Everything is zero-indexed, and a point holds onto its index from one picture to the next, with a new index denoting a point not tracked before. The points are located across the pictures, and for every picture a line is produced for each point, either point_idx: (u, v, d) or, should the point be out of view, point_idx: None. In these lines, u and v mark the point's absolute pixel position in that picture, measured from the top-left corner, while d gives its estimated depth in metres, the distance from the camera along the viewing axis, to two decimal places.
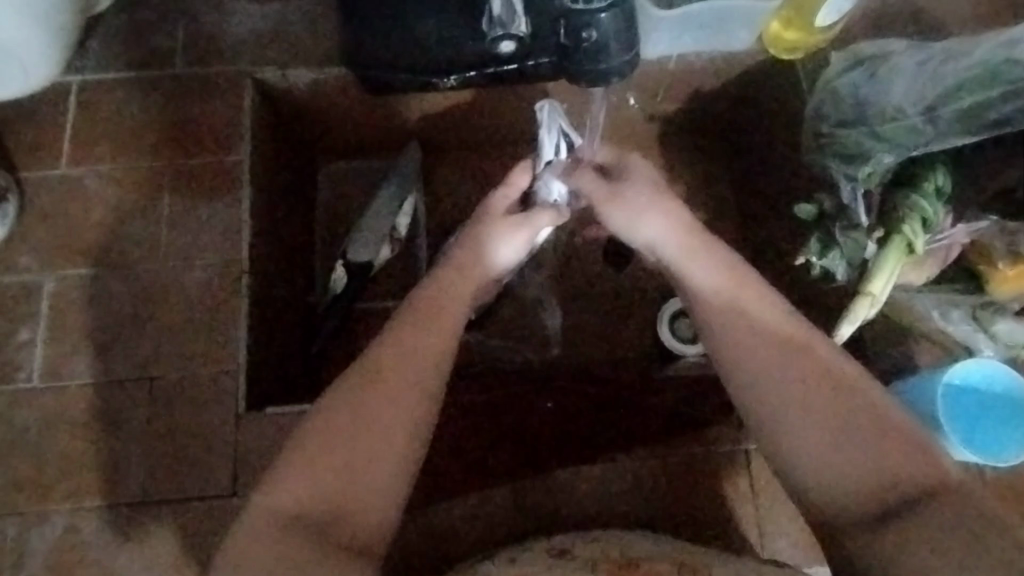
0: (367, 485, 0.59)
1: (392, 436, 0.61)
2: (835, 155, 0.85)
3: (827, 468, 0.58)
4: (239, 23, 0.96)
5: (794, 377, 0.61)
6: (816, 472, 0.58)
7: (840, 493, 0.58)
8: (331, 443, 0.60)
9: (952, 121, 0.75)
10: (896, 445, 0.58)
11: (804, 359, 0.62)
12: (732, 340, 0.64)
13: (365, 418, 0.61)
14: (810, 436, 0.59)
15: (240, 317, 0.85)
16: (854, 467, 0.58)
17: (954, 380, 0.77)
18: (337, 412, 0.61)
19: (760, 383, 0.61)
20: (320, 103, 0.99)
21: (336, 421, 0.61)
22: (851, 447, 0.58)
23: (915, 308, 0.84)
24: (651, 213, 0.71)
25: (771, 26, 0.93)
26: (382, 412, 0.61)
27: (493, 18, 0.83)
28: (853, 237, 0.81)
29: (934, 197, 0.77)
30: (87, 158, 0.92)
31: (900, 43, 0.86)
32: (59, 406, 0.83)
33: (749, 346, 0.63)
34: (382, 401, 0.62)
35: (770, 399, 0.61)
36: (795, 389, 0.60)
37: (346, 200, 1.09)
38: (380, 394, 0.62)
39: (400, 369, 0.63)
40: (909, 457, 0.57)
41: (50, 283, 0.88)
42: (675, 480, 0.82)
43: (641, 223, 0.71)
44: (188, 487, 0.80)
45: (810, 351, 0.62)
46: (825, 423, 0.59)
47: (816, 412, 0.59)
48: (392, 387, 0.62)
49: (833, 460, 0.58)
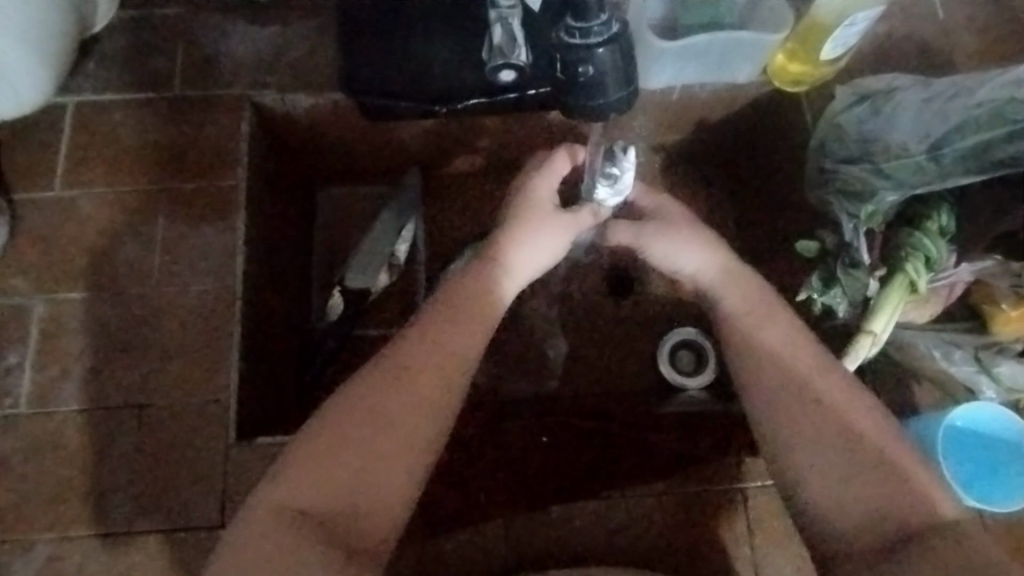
0: (384, 492, 0.61)
1: (412, 448, 0.63)
2: (837, 190, 0.84)
3: (839, 498, 0.62)
4: (239, 46, 0.95)
5: (807, 407, 0.66)
6: (816, 487, 0.63)
7: (824, 508, 0.63)
8: (354, 449, 0.62)
9: (956, 160, 0.77)
10: (900, 483, 0.62)
11: (835, 385, 0.67)
12: (751, 364, 0.68)
13: (390, 429, 0.63)
14: (819, 463, 0.64)
15: (233, 344, 0.84)
16: (859, 500, 0.62)
17: (956, 421, 0.76)
18: (361, 417, 0.63)
19: (775, 407, 0.66)
20: (320, 127, 0.99)
21: (360, 429, 0.63)
22: (857, 479, 0.63)
23: (916, 347, 0.83)
24: (694, 246, 0.74)
25: (776, 59, 0.93)
26: (403, 423, 0.63)
27: (493, 47, 0.83)
28: (854, 275, 0.80)
29: (938, 236, 0.78)
30: (82, 179, 0.91)
31: (906, 77, 0.85)
32: (46, 433, 0.82)
33: (765, 369, 0.68)
34: (400, 412, 0.64)
35: (785, 424, 0.66)
36: (809, 419, 0.65)
37: (345, 225, 1.08)
38: (402, 402, 0.64)
39: (427, 377, 0.65)
40: (911, 495, 0.62)
41: (42, 306, 0.86)
42: (671, 517, 0.81)
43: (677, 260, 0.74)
44: (175, 518, 0.78)
45: (814, 385, 0.67)
46: (817, 445, 0.64)
47: (814, 438, 0.65)
48: (417, 399, 0.64)
49: (816, 479, 0.64)
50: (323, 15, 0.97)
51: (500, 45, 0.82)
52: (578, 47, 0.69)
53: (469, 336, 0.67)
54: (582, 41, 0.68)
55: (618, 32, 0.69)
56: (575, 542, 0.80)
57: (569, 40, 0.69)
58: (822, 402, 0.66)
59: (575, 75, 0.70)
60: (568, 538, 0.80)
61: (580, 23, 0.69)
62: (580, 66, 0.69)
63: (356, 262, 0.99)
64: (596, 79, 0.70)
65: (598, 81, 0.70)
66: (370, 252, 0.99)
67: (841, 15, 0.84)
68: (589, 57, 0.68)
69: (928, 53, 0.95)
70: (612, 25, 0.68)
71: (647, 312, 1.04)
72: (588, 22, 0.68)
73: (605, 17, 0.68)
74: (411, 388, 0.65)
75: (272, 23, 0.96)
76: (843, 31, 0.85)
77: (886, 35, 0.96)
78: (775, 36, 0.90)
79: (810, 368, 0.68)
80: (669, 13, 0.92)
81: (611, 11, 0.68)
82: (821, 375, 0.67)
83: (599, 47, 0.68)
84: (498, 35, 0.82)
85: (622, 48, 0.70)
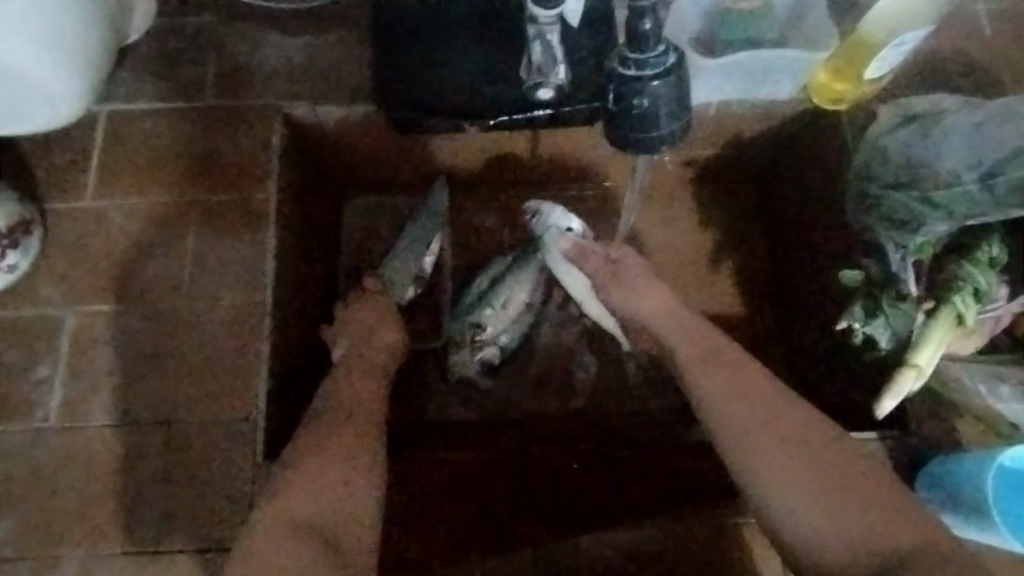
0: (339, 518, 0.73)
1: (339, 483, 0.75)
2: (880, 217, 0.80)
3: (822, 529, 0.65)
4: (271, 56, 0.95)
5: (777, 441, 0.69)
6: (798, 518, 0.66)
7: (800, 529, 0.65)
8: (294, 496, 0.73)
9: (1009, 191, 0.75)
10: (884, 508, 0.65)
11: (781, 421, 0.71)
12: (725, 413, 0.72)
13: (332, 468, 0.75)
14: (799, 497, 0.67)
15: (260, 360, 0.83)
16: (843, 527, 0.65)
17: (1006, 462, 0.72)
18: (303, 471, 0.75)
19: (748, 444, 0.70)
20: (350, 138, 0.98)
21: (303, 477, 0.75)
22: (836, 503, 0.66)
23: (960, 381, 0.81)
24: (651, 291, 0.83)
25: (817, 76, 0.90)
26: (325, 467, 0.75)
27: (533, 65, 0.81)
28: (903, 307, 0.77)
29: (987, 268, 0.77)
30: (113, 190, 0.90)
31: (953, 99, 0.84)
32: (73, 447, 0.81)
33: (737, 411, 0.72)
34: (329, 462, 0.76)
35: (760, 460, 0.69)
36: (779, 453, 0.69)
37: (372, 236, 1.07)
38: (336, 447, 0.77)
39: (358, 413, 0.82)
40: (894, 521, 0.65)
41: (71, 319, 0.86)
42: (703, 550, 0.79)
43: (626, 299, 0.83)
44: (204, 536, 0.78)
45: (791, 416, 0.71)
46: (780, 470, 0.68)
47: (779, 464, 0.68)
48: (338, 446, 0.77)
49: (791, 496, 0.67)
50: (355, 26, 0.96)
51: (539, 63, 0.81)
52: (633, 79, 0.69)
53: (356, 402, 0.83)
54: (637, 73, 0.68)
55: (674, 62, 0.69)
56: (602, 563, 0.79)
57: (624, 71, 0.69)
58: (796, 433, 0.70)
59: (628, 108, 0.69)
60: (600, 562, 0.79)
61: (636, 54, 0.68)
62: (633, 97, 0.69)
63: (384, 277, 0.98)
64: (650, 113, 0.70)
65: (652, 114, 0.70)
66: (399, 265, 0.98)
67: (891, 34, 0.82)
68: (642, 89, 0.68)
69: (975, 70, 0.92)
70: (669, 58, 0.68)
71: None
72: (644, 53, 0.68)
73: (661, 48, 0.68)
74: (334, 439, 0.78)
75: (304, 33, 0.96)
76: (891, 50, 0.83)
77: (931, 51, 0.93)
78: (818, 53, 0.89)
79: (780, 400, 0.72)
80: (708, 27, 0.90)
81: (668, 42, 0.68)
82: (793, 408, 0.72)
83: (655, 80, 0.68)
84: (537, 52, 0.80)
85: (677, 80, 0.70)
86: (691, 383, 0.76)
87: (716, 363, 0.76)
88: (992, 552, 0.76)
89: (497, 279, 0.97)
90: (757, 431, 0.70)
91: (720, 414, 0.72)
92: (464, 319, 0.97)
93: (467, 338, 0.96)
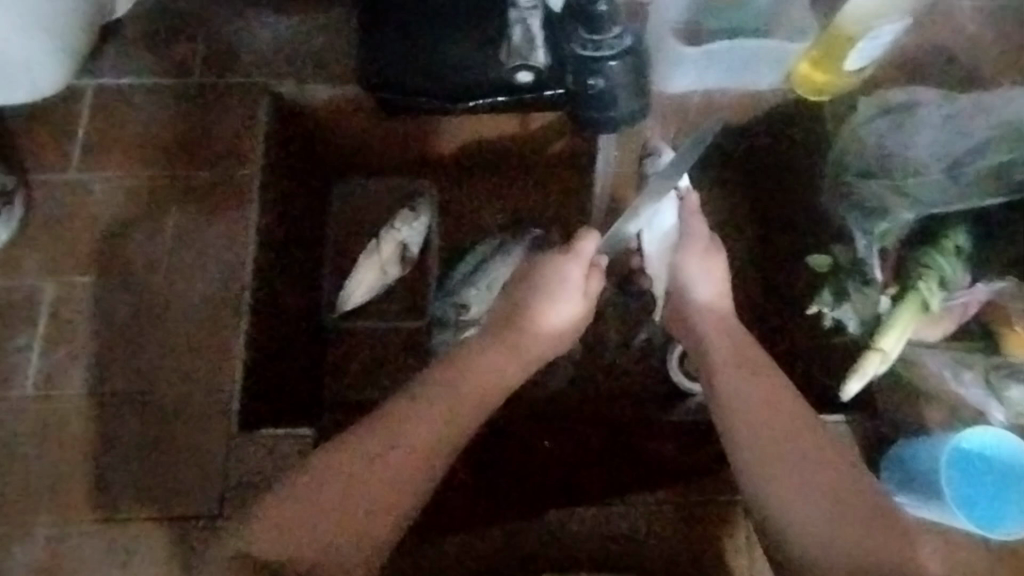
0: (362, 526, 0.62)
1: (366, 496, 0.63)
2: (851, 205, 0.83)
3: (818, 536, 0.60)
4: (259, 35, 0.96)
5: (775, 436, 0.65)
6: (789, 517, 0.61)
7: (800, 528, 0.60)
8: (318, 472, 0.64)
9: (974, 181, 0.79)
10: (880, 527, 0.60)
11: (790, 415, 0.66)
12: (730, 399, 0.69)
13: (385, 459, 0.64)
14: (798, 502, 0.61)
15: (240, 336, 0.84)
16: (838, 539, 0.59)
17: (964, 444, 0.75)
18: (342, 452, 0.65)
19: (746, 433, 0.66)
20: (338, 118, 0.99)
21: (351, 457, 0.64)
22: (827, 506, 0.61)
23: (926, 367, 0.82)
24: (710, 279, 0.79)
25: (799, 67, 0.90)
26: (376, 461, 0.64)
27: (512, 48, 0.86)
28: (865, 292, 0.80)
29: (953, 256, 0.78)
30: (98, 164, 0.91)
31: (926, 91, 0.84)
32: (51, 415, 0.82)
33: (740, 400, 0.68)
34: (381, 456, 0.64)
35: (756, 449, 0.65)
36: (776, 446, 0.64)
37: (358, 218, 1.08)
38: (393, 436, 0.65)
39: (423, 421, 0.67)
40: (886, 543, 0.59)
41: (52, 289, 0.87)
42: (671, 527, 0.80)
43: (695, 286, 0.79)
44: (176, 508, 0.78)
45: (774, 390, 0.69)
46: (788, 474, 0.63)
47: (788, 463, 0.63)
48: (408, 421, 0.66)
49: (797, 501, 0.62)
50: (344, 7, 0.97)
51: (517, 46, 0.86)
52: (592, 60, 0.76)
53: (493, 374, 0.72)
54: (594, 54, 0.76)
55: (629, 46, 0.77)
56: (564, 538, 0.79)
57: (583, 52, 0.76)
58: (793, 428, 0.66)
59: (586, 88, 0.78)
60: (566, 542, 0.79)
61: (594, 35, 0.75)
62: (590, 78, 0.78)
63: (368, 257, 1.02)
64: (606, 93, 0.79)
65: (606, 96, 0.79)
66: (384, 245, 1.02)
67: (866, 26, 0.82)
68: (599, 70, 0.77)
69: (955, 67, 0.93)
70: (624, 40, 0.75)
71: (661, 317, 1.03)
72: (601, 35, 0.75)
73: (618, 30, 0.75)
74: (395, 421, 0.66)
75: (293, 13, 0.96)
76: (867, 42, 0.84)
77: (911, 47, 0.94)
78: (796, 46, 0.90)
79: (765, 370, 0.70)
80: (693, 17, 0.91)
81: (623, 25, 0.75)
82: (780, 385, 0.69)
83: (611, 60, 0.76)
84: (516, 35, 0.86)
85: (631, 62, 0.78)
86: (707, 352, 0.74)
87: (739, 356, 0.72)
88: (952, 537, 0.78)
89: (482, 263, 0.99)
90: (771, 435, 0.65)
91: (728, 392, 0.69)
92: (450, 300, 0.99)
93: (450, 318, 0.98)
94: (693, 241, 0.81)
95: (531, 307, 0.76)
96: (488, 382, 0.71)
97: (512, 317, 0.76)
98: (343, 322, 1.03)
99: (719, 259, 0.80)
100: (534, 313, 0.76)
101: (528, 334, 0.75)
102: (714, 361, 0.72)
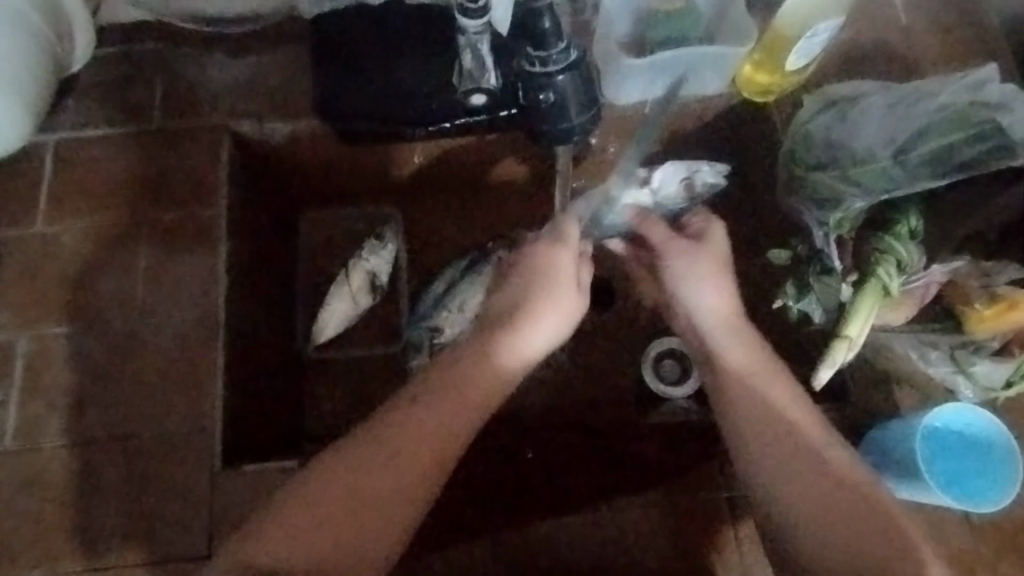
0: (356, 548, 0.61)
1: (363, 518, 0.62)
2: (807, 197, 0.88)
3: (815, 533, 0.61)
4: (216, 75, 0.97)
5: (779, 446, 0.64)
6: (785, 495, 0.62)
7: (787, 510, 0.62)
8: (306, 504, 0.62)
9: (919, 164, 0.82)
10: (873, 521, 0.60)
11: (804, 409, 0.67)
12: (751, 419, 0.66)
13: (367, 484, 0.63)
14: (801, 496, 0.62)
15: (217, 373, 0.85)
16: (841, 540, 0.60)
17: (935, 422, 0.77)
18: (335, 477, 0.63)
19: (755, 442, 0.65)
20: (299, 151, 1.00)
21: (325, 485, 0.63)
22: (822, 496, 0.61)
23: (893, 350, 0.86)
24: (711, 284, 0.74)
25: (743, 69, 0.94)
26: (367, 487, 0.63)
27: (463, 71, 0.89)
28: (826, 282, 0.85)
29: (908, 241, 0.82)
30: (65, 215, 0.92)
31: (869, 84, 0.90)
32: (32, 469, 0.82)
33: (754, 421, 0.66)
34: (362, 479, 0.63)
35: (768, 455, 0.64)
36: (785, 446, 0.64)
37: (329, 249, 1.09)
38: (385, 470, 0.63)
39: (400, 446, 0.64)
40: (873, 542, 0.59)
41: (26, 343, 0.87)
42: (657, 527, 0.81)
43: (692, 288, 0.74)
44: (164, 550, 0.78)
45: (794, 421, 0.65)
46: (794, 472, 0.63)
47: (781, 453, 0.64)
48: (382, 447, 0.64)
49: (780, 485, 0.63)
50: (296, 44, 0.99)
51: (470, 70, 0.88)
52: (541, 75, 0.85)
53: (461, 388, 0.67)
54: (542, 69, 0.84)
55: (575, 57, 0.85)
56: (557, 550, 0.80)
57: (533, 68, 0.84)
58: (801, 436, 0.64)
59: (539, 102, 0.87)
60: (559, 549, 0.80)
61: (539, 53, 0.83)
62: (542, 92, 0.86)
63: (340, 286, 1.04)
64: (558, 104, 0.87)
65: (559, 105, 0.88)
66: (354, 275, 1.04)
67: (802, 26, 0.86)
68: (549, 84, 0.85)
69: (893, 57, 0.96)
70: (569, 54, 0.84)
71: (636, 312, 1.03)
72: (546, 51, 0.83)
73: (562, 45, 0.84)
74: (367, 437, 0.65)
75: (247, 52, 0.98)
76: (806, 42, 0.87)
77: (849, 43, 0.97)
78: (738, 49, 0.92)
79: (797, 408, 0.66)
80: (636, 31, 0.95)
81: (567, 41, 0.83)
82: (803, 416, 0.66)
83: (559, 75, 0.85)
84: (467, 60, 0.87)
85: (579, 73, 0.86)
86: (717, 353, 0.71)
87: (763, 373, 0.68)
88: (933, 514, 0.79)
89: (453, 284, 1.01)
90: (785, 445, 0.64)
91: (743, 407, 0.66)
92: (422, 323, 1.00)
93: (425, 341, 0.99)
94: (677, 240, 0.78)
95: (521, 305, 0.72)
96: (489, 369, 0.68)
97: (510, 299, 0.72)
98: (318, 350, 1.05)
99: (711, 265, 0.75)
100: (525, 314, 0.71)
101: (509, 335, 0.70)
102: (730, 354, 0.70)
